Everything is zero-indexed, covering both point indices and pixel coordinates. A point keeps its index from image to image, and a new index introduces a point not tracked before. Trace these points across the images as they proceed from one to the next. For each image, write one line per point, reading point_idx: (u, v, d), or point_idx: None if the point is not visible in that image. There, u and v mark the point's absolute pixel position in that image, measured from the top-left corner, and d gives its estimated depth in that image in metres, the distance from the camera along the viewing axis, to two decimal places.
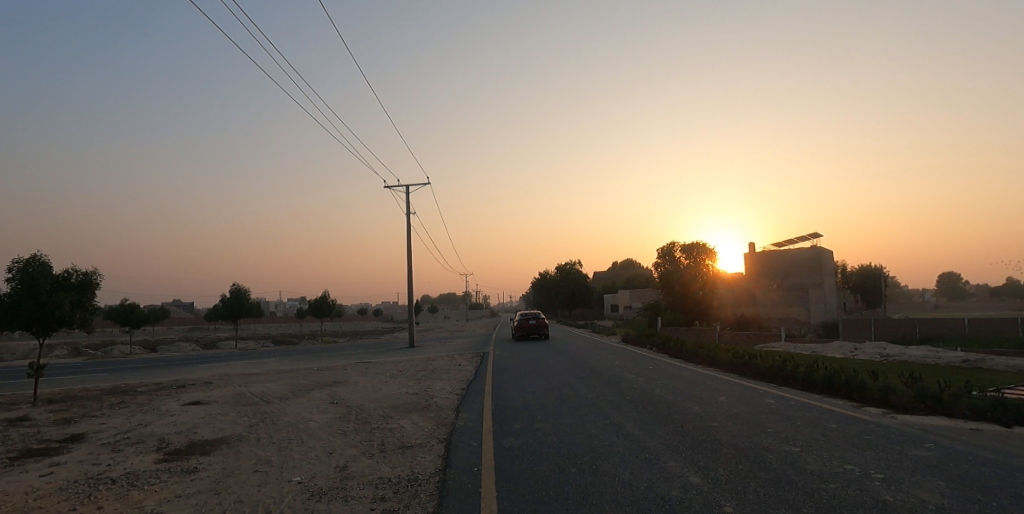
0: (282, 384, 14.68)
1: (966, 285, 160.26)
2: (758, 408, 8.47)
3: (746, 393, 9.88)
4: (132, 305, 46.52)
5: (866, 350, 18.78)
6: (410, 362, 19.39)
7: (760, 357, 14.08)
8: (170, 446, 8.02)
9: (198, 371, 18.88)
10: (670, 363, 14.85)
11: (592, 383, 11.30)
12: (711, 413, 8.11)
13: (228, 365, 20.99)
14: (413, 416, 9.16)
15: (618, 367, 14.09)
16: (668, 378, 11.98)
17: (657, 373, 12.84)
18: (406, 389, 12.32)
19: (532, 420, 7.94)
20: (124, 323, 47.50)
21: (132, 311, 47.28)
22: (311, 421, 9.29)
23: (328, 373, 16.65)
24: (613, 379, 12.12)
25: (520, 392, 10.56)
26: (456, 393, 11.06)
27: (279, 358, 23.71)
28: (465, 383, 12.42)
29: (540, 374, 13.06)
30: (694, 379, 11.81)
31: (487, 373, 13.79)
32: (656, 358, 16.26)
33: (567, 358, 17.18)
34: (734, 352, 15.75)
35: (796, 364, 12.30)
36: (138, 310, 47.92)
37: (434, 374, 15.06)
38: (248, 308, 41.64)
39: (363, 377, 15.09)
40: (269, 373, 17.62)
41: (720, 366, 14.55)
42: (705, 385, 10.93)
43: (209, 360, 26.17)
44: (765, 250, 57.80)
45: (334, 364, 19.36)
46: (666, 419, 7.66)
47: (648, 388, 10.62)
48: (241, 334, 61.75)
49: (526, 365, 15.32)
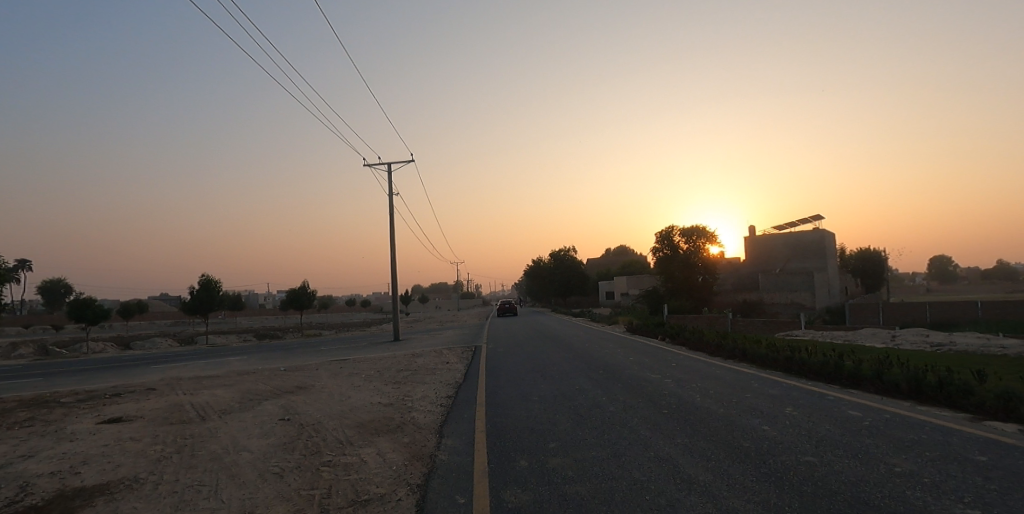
0: (234, 392, 12.23)
1: (958, 269, 160.01)
2: (849, 428, 6.20)
3: (816, 403, 7.62)
4: (89, 299, 43.73)
5: (908, 339, 16.56)
6: (390, 360, 16.96)
7: (807, 350, 11.80)
8: (21, 503, 5.53)
9: (147, 374, 16.38)
10: (697, 358, 12.55)
11: (611, 389, 9.02)
12: (792, 438, 5.81)
13: (187, 365, 18.61)
14: (380, 444, 6.76)
15: (637, 365, 11.83)
16: (701, 379, 9.71)
17: (686, 373, 10.52)
18: (382, 398, 9.92)
19: (543, 453, 5.65)
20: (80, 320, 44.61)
21: (88, 306, 44.43)
22: (242, 452, 6.84)
23: (293, 376, 14.24)
24: (634, 381, 9.83)
25: (522, 403, 8.25)
26: (442, 404, 8.75)
27: (248, 357, 21.19)
28: (454, 389, 10.09)
29: (543, 375, 10.77)
30: (733, 380, 9.58)
31: (480, 375, 11.43)
32: (677, 352, 13.96)
33: (573, 352, 14.81)
34: (768, 344, 13.51)
35: (859, 361, 10.01)
36: (95, 304, 45.12)
37: (416, 376, 12.68)
38: (218, 301, 38.97)
39: (332, 382, 12.66)
40: (226, 376, 15.14)
41: (756, 362, 12.31)
42: (752, 390, 8.71)
43: (170, 359, 23.61)
44: (766, 234, 55.77)
45: (304, 364, 16.94)
46: (735, 451, 5.36)
47: (684, 395, 8.35)
48: (221, 329, 58.98)
49: (526, 363, 13.05)
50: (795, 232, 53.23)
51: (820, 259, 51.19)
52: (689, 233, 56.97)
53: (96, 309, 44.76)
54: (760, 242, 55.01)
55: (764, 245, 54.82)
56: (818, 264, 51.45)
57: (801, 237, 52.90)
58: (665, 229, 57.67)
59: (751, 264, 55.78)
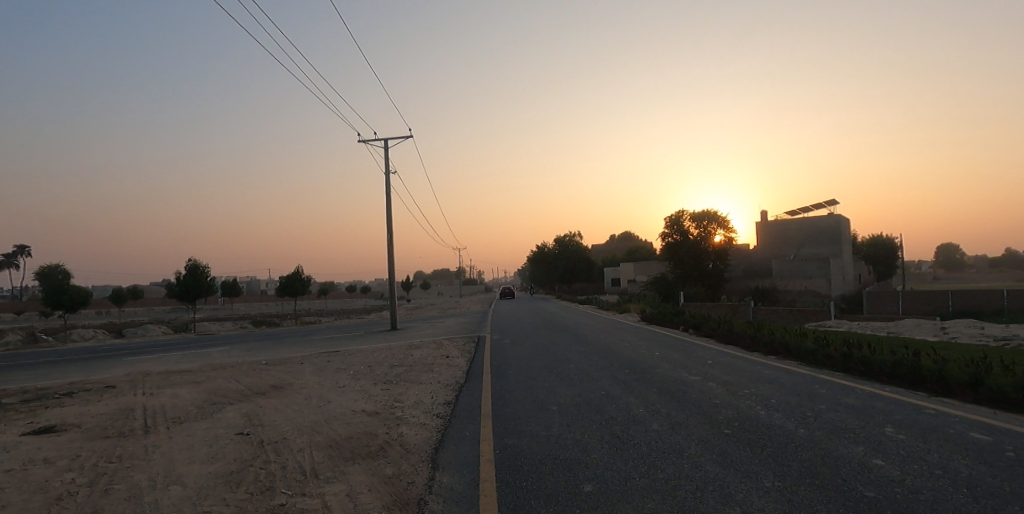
0: (200, 392, 10.56)
1: (966, 257, 157.72)
2: (996, 465, 4.52)
3: (920, 422, 5.90)
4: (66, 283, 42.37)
5: (962, 332, 14.80)
6: (385, 352, 15.31)
7: (867, 346, 10.10)
8: None
9: (116, 367, 14.79)
10: (736, 355, 10.87)
11: (646, 395, 7.38)
12: (927, 482, 4.12)
13: (163, 357, 17.03)
14: (353, 478, 5.04)
15: (667, 363, 10.18)
16: (754, 383, 8.03)
17: (730, 374, 8.81)
18: (367, 403, 8.21)
19: (579, 505, 3.96)
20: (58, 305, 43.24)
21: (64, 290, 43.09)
22: (170, 488, 5.14)
23: (274, 371, 12.65)
24: (672, 384, 8.14)
25: (540, 418, 6.54)
26: (439, 417, 7.04)
27: (231, 347, 19.57)
28: (455, 392, 8.43)
29: (561, 375, 9.10)
30: (793, 385, 7.89)
31: (484, 375, 9.73)
32: (709, 346, 12.28)
33: (589, 345, 13.13)
34: (815, 338, 11.78)
35: (943, 361, 8.32)
36: (71, 288, 43.65)
37: (411, 373, 11.03)
38: (206, 287, 37.41)
39: (314, 380, 11.03)
40: (201, 370, 13.54)
41: (805, 360, 10.64)
42: (821, 398, 7.04)
43: (152, 349, 22.05)
44: (778, 218, 53.83)
45: (290, 356, 15.35)
46: (859, 508, 3.69)
47: (743, 405, 6.68)
48: (216, 315, 57.45)
49: (537, 358, 11.40)
50: (809, 217, 51.23)
51: (836, 245, 49.29)
52: (700, 217, 55.05)
53: (73, 296, 43.41)
54: (773, 226, 53.06)
55: (777, 231, 52.86)
56: (832, 250, 49.54)
57: (815, 222, 50.86)
58: (675, 214, 55.80)
59: (762, 249, 53.81)
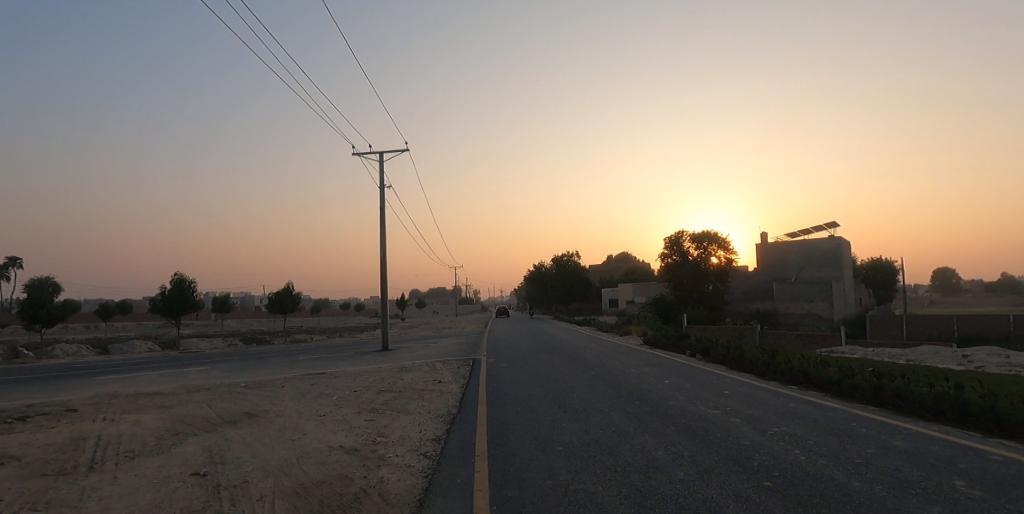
0: (164, 418, 9.56)
1: (961, 282, 157.72)
2: None
3: (988, 471, 5.08)
4: (42, 297, 41.20)
5: (987, 361, 13.91)
6: (373, 375, 14.36)
7: (896, 377, 9.29)
8: None
9: (83, 388, 13.73)
10: (753, 385, 10.01)
11: (664, 432, 6.53)
12: None
13: (136, 376, 15.97)
14: None
15: (679, 392, 9.34)
16: (782, 420, 7.19)
17: (753, 408, 7.97)
18: (346, 438, 7.26)
19: None
20: (34, 319, 41.93)
21: (41, 304, 41.87)
22: None
23: (252, 395, 11.67)
24: (691, 419, 7.27)
25: (544, 462, 5.64)
26: (427, 458, 6.12)
27: (213, 367, 18.54)
28: (446, 426, 7.50)
29: (565, 407, 8.23)
30: (826, 424, 7.04)
31: (480, 405, 8.84)
32: (722, 374, 11.42)
33: (593, 371, 12.22)
34: (837, 366, 10.93)
35: (987, 396, 7.51)
36: (49, 302, 42.47)
37: (399, 400, 10.12)
38: (190, 303, 36.35)
39: (293, 406, 10.10)
40: (173, 393, 12.53)
41: (828, 391, 9.80)
42: (863, 441, 6.18)
43: (128, 367, 20.88)
44: (778, 240, 53.31)
45: (272, 378, 14.37)
46: None
47: (776, 449, 5.84)
48: (205, 331, 55.97)
49: (537, 385, 10.52)
50: (810, 240, 50.62)
51: (837, 268, 48.73)
52: (699, 238, 54.43)
53: (50, 309, 42.18)
54: (772, 249, 52.54)
55: (777, 253, 52.22)
56: (833, 273, 48.96)
57: (815, 245, 50.40)
58: (674, 234, 55.22)
59: (762, 271, 53.23)
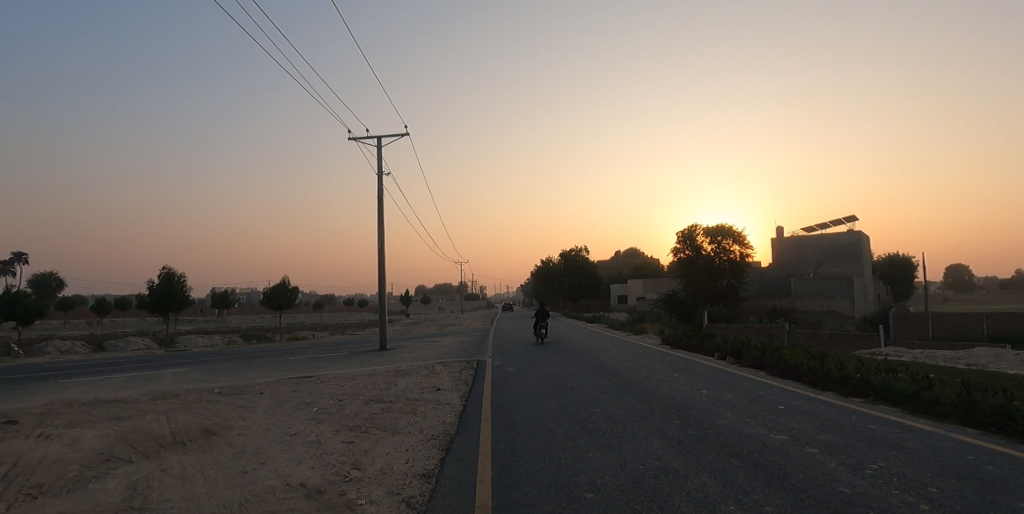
0: (104, 436, 7.97)
1: (975, 278, 154.49)
2: None
3: None
4: (19, 293, 39.81)
5: None
6: (365, 381, 12.78)
7: (994, 393, 7.52)
8: None
9: (38, 393, 12.23)
10: (812, 400, 8.31)
11: (729, 471, 4.90)
12: None
13: (104, 379, 14.44)
14: None
15: (725, 408, 7.70)
16: (874, 452, 5.56)
17: (828, 432, 6.32)
18: (312, 472, 5.66)
19: None
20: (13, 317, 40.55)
21: (22, 300, 40.49)
22: None
23: (221, 405, 10.09)
24: (755, 449, 5.63)
25: None
26: (410, 508, 4.50)
27: (194, 369, 17.02)
28: (441, 456, 5.90)
29: (590, 427, 6.64)
30: (935, 457, 5.40)
31: (483, 423, 7.23)
32: (767, 383, 9.70)
33: (615, 378, 10.60)
34: (909, 375, 9.18)
35: None
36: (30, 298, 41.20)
37: (387, 415, 8.51)
38: (177, 296, 34.92)
39: (262, 421, 8.53)
40: (134, 401, 10.95)
41: (906, 407, 8.03)
42: (1006, 489, 4.54)
43: (105, 367, 19.37)
44: (794, 235, 51.40)
45: (252, 384, 12.78)
46: None
47: (895, 504, 4.18)
48: (204, 328, 54.51)
49: (552, 397, 8.92)
50: (828, 233, 48.65)
51: (857, 263, 46.72)
52: (714, 232, 52.43)
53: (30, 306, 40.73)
54: (789, 243, 50.68)
55: (793, 247, 50.41)
56: (854, 268, 46.94)
57: (835, 239, 48.37)
58: (687, 228, 53.35)
59: (778, 267, 51.36)
